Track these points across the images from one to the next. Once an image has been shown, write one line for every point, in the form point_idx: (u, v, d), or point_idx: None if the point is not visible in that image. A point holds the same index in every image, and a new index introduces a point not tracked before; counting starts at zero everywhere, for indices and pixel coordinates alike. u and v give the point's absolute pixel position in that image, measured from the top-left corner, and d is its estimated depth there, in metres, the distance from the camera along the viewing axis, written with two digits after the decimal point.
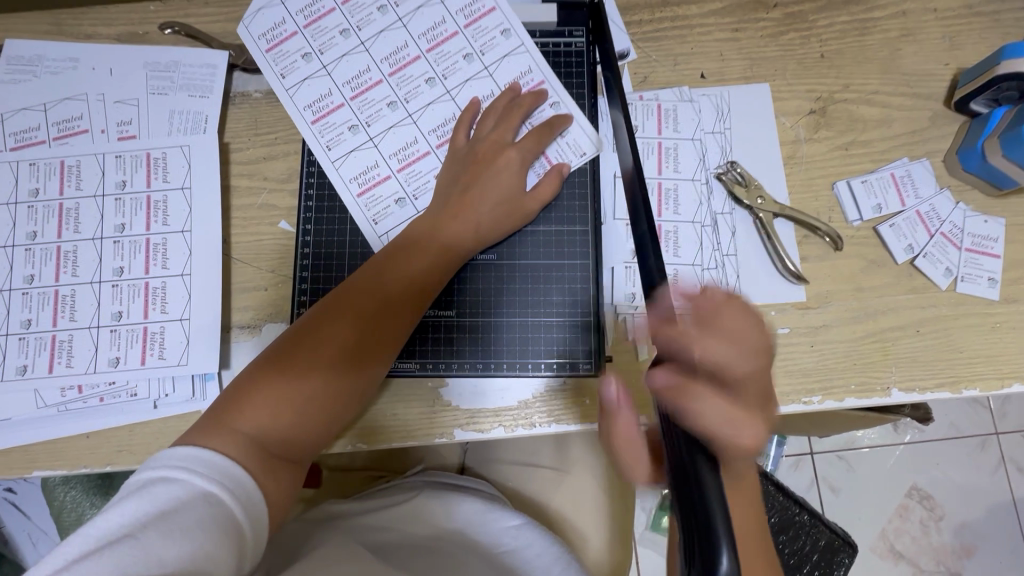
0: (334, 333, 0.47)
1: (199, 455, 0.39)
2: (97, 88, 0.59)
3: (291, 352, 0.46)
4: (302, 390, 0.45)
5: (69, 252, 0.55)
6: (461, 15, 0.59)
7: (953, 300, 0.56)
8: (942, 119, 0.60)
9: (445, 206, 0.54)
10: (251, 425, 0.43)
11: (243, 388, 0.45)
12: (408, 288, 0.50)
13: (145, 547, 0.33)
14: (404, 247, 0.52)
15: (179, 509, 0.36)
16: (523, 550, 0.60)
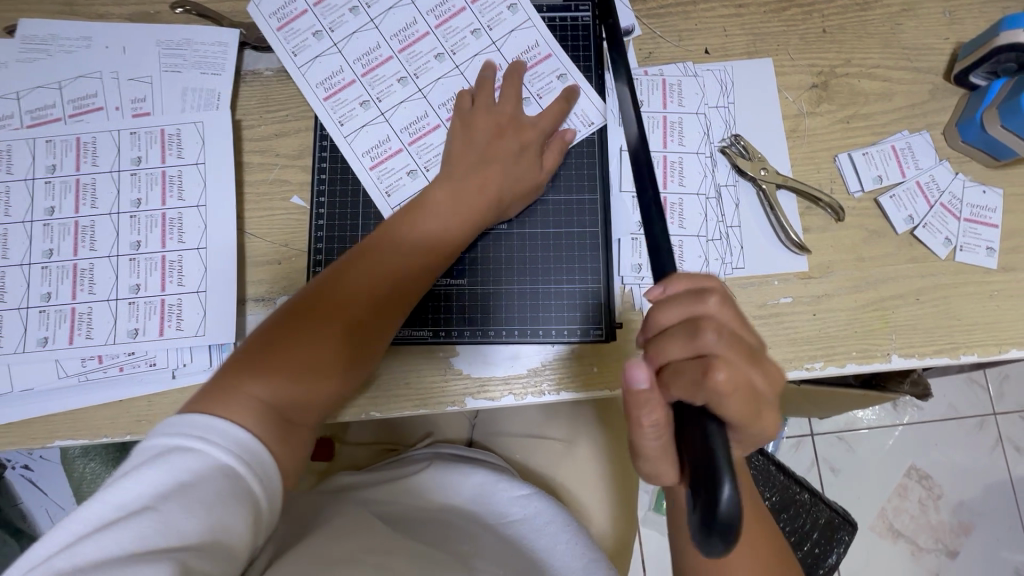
0: (346, 307, 0.48)
1: (213, 425, 0.39)
2: (111, 66, 0.60)
3: (305, 323, 0.47)
4: (316, 354, 0.46)
5: (86, 227, 0.57)
6: None
7: (953, 268, 0.57)
8: (941, 92, 0.61)
9: (454, 180, 0.54)
10: (268, 391, 0.43)
11: (252, 356, 0.45)
12: (417, 262, 0.52)
13: (166, 519, 0.34)
14: (410, 219, 0.53)
15: (197, 482, 0.36)
16: (530, 516, 0.63)
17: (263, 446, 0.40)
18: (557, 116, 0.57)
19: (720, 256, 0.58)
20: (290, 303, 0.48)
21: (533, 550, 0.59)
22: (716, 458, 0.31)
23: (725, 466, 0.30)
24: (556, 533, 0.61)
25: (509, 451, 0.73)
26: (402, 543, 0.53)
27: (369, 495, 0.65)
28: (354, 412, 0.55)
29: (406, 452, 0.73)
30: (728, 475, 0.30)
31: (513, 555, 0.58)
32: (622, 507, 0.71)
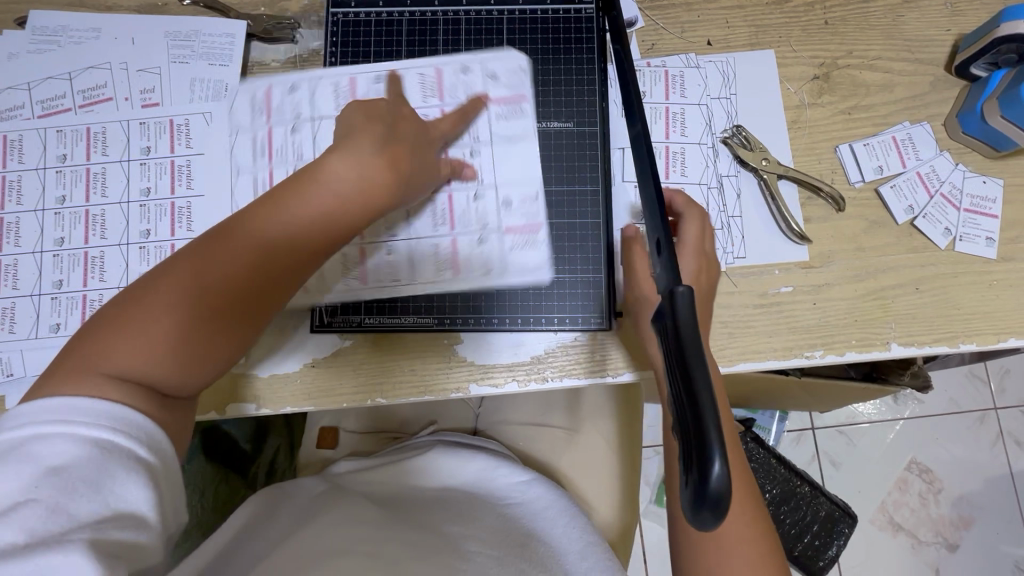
0: (219, 273, 0.41)
1: (68, 403, 0.35)
2: (121, 57, 0.60)
3: (165, 286, 0.40)
4: (178, 328, 0.40)
5: (97, 215, 0.58)
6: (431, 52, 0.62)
7: (952, 258, 0.58)
8: (943, 83, 0.61)
9: (357, 135, 0.47)
10: (114, 366, 0.38)
11: (104, 330, 0.39)
12: (301, 227, 0.44)
13: (50, 504, 0.32)
14: (307, 176, 0.44)
15: (72, 463, 0.33)
16: (532, 502, 0.64)
17: (141, 413, 0.37)
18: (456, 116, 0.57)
19: (721, 245, 0.58)
20: (156, 265, 0.42)
21: (531, 529, 0.60)
22: (704, 428, 0.28)
23: (709, 415, 0.28)
24: (555, 517, 0.63)
25: (511, 438, 0.74)
26: (403, 532, 0.55)
27: (373, 478, 0.67)
28: (360, 397, 0.56)
29: (410, 439, 0.74)
30: (720, 447, 0.27)
31: (514, 534, 0.59)
32: (623, 495, 0.71)
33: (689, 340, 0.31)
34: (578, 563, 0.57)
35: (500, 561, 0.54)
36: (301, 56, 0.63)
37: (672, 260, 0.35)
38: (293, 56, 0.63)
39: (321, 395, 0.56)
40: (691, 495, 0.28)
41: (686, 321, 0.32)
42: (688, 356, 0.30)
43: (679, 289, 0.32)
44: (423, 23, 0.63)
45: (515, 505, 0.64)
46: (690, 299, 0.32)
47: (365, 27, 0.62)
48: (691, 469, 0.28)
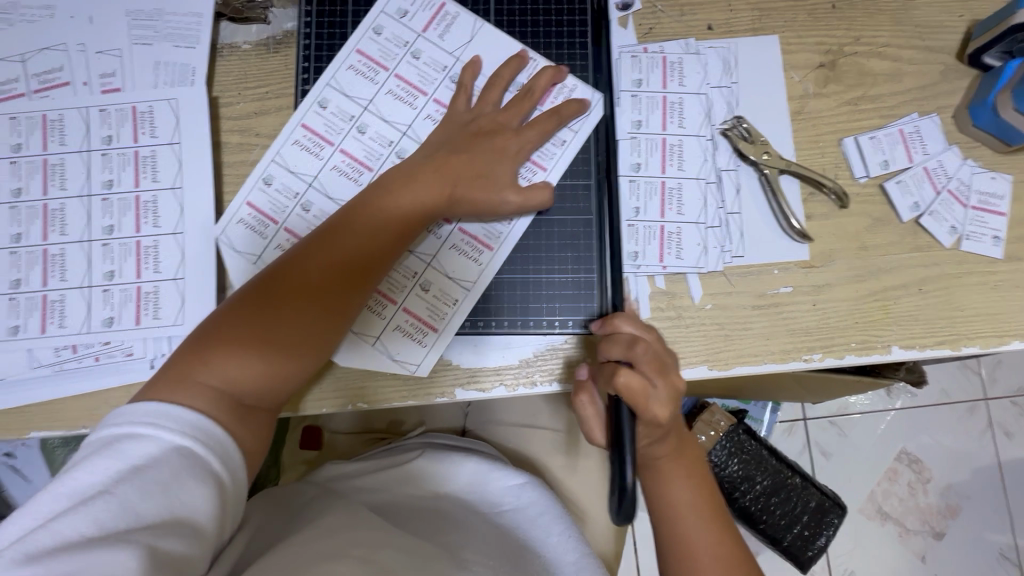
0: (295, 289, 0.46)
1: (166, 409, 0.39)
2: (77, 38, 0.56)
3: (253, 296, 0.46)
4: (271, 334, 0.45)
5: (56, 210, 0.54)
6: (371, 37, 0.57)
7: (957, 257, 0.56)
8: (953, 73, 0.58)
9: (425, 157, 0.53)
10: (214, 377, 0.43)
11: (200, 345, 0.44)
12: (373, 239, 0.49)
13: (123, 502, 0.35)
14: (383, 187, 0.51)
15: (152, 465, 0.37)
16: (521, 506, 0.63)
17: (218, 426, 0.41)
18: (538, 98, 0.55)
19: (719, 243, 0.56)
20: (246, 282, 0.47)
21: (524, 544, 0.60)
22: (623, 456, 0.42)
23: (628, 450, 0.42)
24: (550, 523, 0.62)
25: (502, 439, 0.73)
26: (390, 536, 0.53)
27: (360, 482, 0.65)
28: (341, 403, 0.54)
29: (396, 440, 0.72)
30: (630, 467, 0.42)
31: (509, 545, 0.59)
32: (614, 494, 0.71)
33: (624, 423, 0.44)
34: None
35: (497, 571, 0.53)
36: (274, 36, 0.58)
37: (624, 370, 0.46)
38: (265, 37, 0.58)
39: (298, 399, 0.53)
40: (612, 505, 0.42)
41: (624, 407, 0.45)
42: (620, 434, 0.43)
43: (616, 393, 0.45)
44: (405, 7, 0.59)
45: (507, 515, 0.63)
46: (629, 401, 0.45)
47: (341, 9, 0.58)
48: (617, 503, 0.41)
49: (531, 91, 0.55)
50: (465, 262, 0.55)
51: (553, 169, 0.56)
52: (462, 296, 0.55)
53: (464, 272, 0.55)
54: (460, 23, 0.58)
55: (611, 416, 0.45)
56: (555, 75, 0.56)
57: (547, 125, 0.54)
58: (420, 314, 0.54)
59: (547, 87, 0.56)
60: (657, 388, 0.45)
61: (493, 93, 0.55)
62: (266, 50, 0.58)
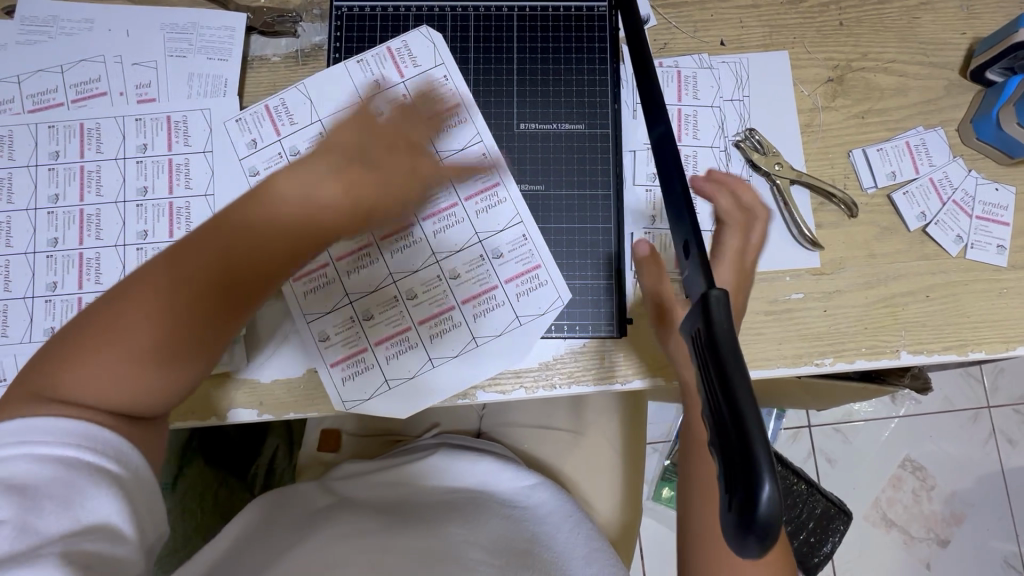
0: (154, 302, 0.41)
1: (35, 426, 0.37)
2: (115, 50, 0.58)
3: (115, 305, 0.41)
4: (118, 353, 0.40)
5: (92, 215, 0.56)
6: (390, 60, 0.60)
7: (963, 265, 0.58)
8: (957, 88, 0.60)
9: (304, 163, 0.44)
10: (72, 389, 0.39)
11: (60, 352, 0.41)
12: (250, 256, 0.43)
13: (21, 526, 0.34)
14: (265, 196, 0.44)
15: (39, 482, 0.35)
16: (535, 505, 0.65)
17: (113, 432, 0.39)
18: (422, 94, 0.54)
19: None
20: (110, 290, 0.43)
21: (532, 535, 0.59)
22: (749, 443, 0.25)
23: (751, 419, 0.26)
24: (560, 521, 0.63)
25: (518, 442, 0.74)
26: (402, 538, 0.55)
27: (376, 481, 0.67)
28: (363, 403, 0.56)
29: (413, 441, 0.73)
30: (768, 468, 0.25)
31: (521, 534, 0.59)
32: (625, 495, 0.72)
33: (727, 350, 0.28)
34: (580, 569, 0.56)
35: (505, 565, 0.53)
36: (303, 49, 0.61)
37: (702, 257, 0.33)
38: (295, 50, 0.60)
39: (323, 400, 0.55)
40: (736, 521, 0.26)
41: (723, 328, 0.29)
42: (727, 367, 0.28)
43: (715, 293, 0.30)
44: (429, 21, 0.61)
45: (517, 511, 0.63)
46: (727, 303, 0.30)
47: (369, 23, 0.60)
48: (735, 489, 0.26)
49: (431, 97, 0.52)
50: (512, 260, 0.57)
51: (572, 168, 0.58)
52: (533, 285, 0.57)
53: (517, 268, 0.57)
54: (419, 42, 0.60)
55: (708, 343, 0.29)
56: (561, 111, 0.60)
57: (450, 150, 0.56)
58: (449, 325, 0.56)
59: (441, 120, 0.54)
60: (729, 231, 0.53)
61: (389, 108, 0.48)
62: (295, 63, 0.60)
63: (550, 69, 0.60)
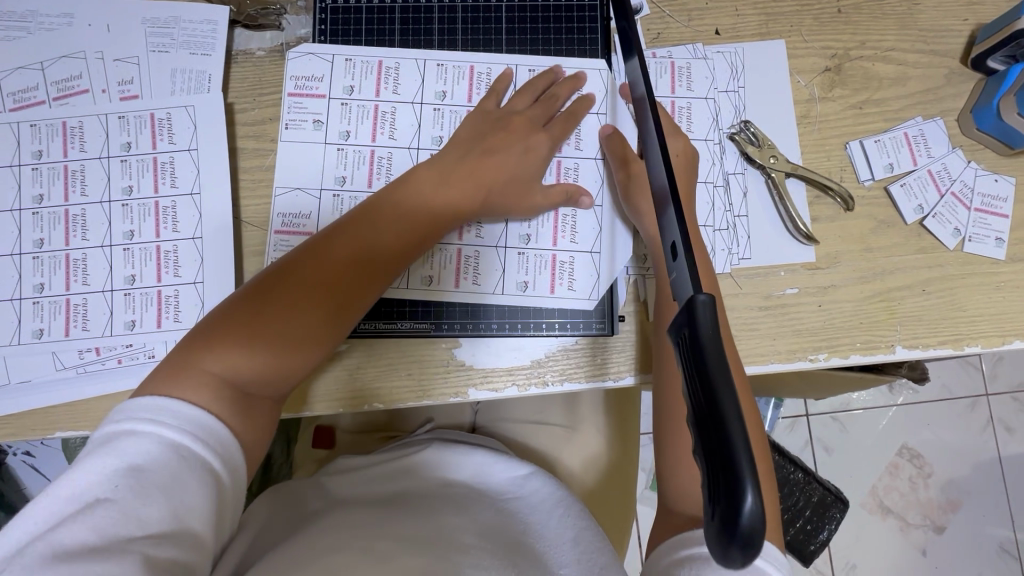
0: (306, 280, 0.47)
1: (169, 408, 0.41)
2: (95, 46, 0.57)
3: (266, 285, 0.47)
4: (276, 327, 0.46)
5: (77, 215, 0.55)
6: (303, 81, 0.58)
7: (961, 259, 0.57)
8: (958, 76, 0.59)
9: (449, 161, 0.55)
10: (219, 366, 0.44)
11: (206, 334, 0.46)
12: (393, 238, 0.51)
13: (125, 509, 0.37)
14: (403, 193, 0.53)
15: (150, 465, 0.39)
16: (528, 496, 0.65)
17: (221, 423, 0.43)
18: (571, 128, 0.58)
19: (727, 246, 0.57)
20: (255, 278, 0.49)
21: (524, 524, 0.60)
22: (735, 457, 0.25)
23: (734, 429, 0.26)
24: (550, 509, 0.63)
25: (515, 436, 0.74)
26: (393, 525, 0.55)
27: (372, 476, 0.67)
28: (356, 402, 0.56)
29: (407, 436, 0.73)
30: (752, 479, 0.25)
31: (511, 526, 0.59)
32: (618, 488, 0.74)
33: (713, 357, 0.28)
34: (568, 551, 0.57)
35: (493, 553, 0.53)
36: (288, 43, 0.60)
37: (690, 262, 0.32)
38: (280, 43, 0.59)
39: (315, 399, 0.55)
40: (718, 530, 0.26)
41: (707, 334, 0.29)
42: (711, 373, 0.27)
43: (700, 297, 0.29)
44: (416, 13, 0.60)
45: (511, 501, 0.63)
46: (713, 309, 0.29)
47: (355, 16, 0.59)
48: (717, 500, 0.26)
49: (576, 111, 0.58)
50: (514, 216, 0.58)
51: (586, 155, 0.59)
52: (574, 224, 0.58)
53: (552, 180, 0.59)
54: (295, 66, 0.58)
55: (690, 346, 0.29)
56: (578, 85, 0.59)
57: (558, 114, 0.58)
58: (448, 321, 0.56)
59: (568, 95, 0.59)
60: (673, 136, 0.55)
61: (521, 96, 0.58)
62: (280, 57, 0.59)
63: (542, 57, 0.60)
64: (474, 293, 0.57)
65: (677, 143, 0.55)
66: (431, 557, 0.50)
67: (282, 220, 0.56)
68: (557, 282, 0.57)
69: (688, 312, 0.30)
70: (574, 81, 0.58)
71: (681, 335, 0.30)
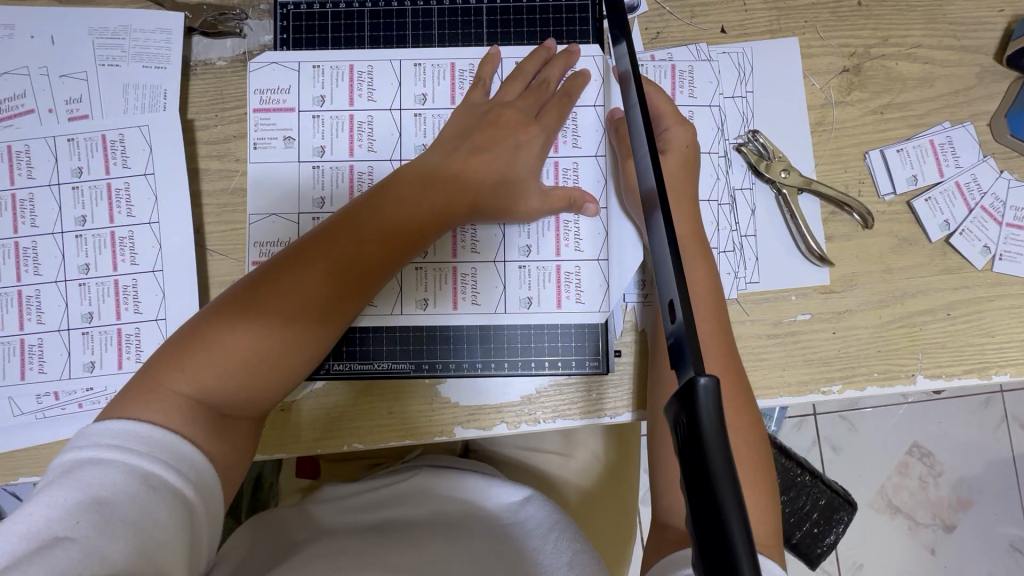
0: (282, 288, 0.41)
1: (132, 429, 0.37)
2: (40, 60, 0.52)
3: (241, 295, 0.42)
4: (250, 343, 0.40)
5: (28, 249, 0.51)
6: (269, 92, 0.53)
7: (990, 279, 0.52)
8: (991, 76, 0.53)
9: (441, 154, 0.49)
10: (190, 386, 0.39)
11: (177, 350, 0.41)
12: (378, 239, 0.44)
13: (86, 547, 0.32)
14: (393, 189, 0.46)
15: (115, 498, 0.34)
16: (525, 519, 0.58)
17: (190, 445, 0.38)
18: (567, 111, 0.52)
19: (732, 269, 0.52)
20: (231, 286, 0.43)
21: (522, 547, 0.54)
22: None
23: (736, 543, 0.23)
24: (544, 535, 0.56)
25: (512, 462, 0.71)
26: (381, 558, 0.51)
27: (360, 504, 0.62)
28: (335, 444, 0.51)
29: (396, 464, 0.69)
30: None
31: (505, 551, 0.53)
32: (619, 515, 0.70)
33: (715, 456, 0.24)
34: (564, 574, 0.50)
35: None
36: (251, 51, 0.54)
37: (690, 327, 0.27)
38: (241, 52, 0.54)
39: (290, 439, 0.51)
40: None
41: (709, 423, 0.25)
42: (711, 472, 0.24)
43: (702, 380, 0.25)
44: (387, 18, 0.54)
45: (510, 524, 0.58)
46: (715, 394, 0.25)
47: (321, 21, 0.54)
48: None
49: (569, 95, 0.53)
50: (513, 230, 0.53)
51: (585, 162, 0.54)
52: (578, 231, 0.53)
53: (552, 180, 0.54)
54: (258, 78, 0.53)
55: (686, 437, 0.25)
56: (571, 60, 0.53)
57: (553, 101, 0.52)
58: (432, 357, 0.53)
59: (560, 76, 0.53)
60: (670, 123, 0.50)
61: (514, 83, 0.52)
62: (243, 67, 0.54)
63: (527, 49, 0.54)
64: (472, 313, 0.53)
65: (681, 133, 0.50)
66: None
67: (259, 250, 0.51)
68: (563, 296, 0.53)
69: (686, 396, 0.25)
70: (568, 60, 0.53)
71: (676, 421, 0.26)
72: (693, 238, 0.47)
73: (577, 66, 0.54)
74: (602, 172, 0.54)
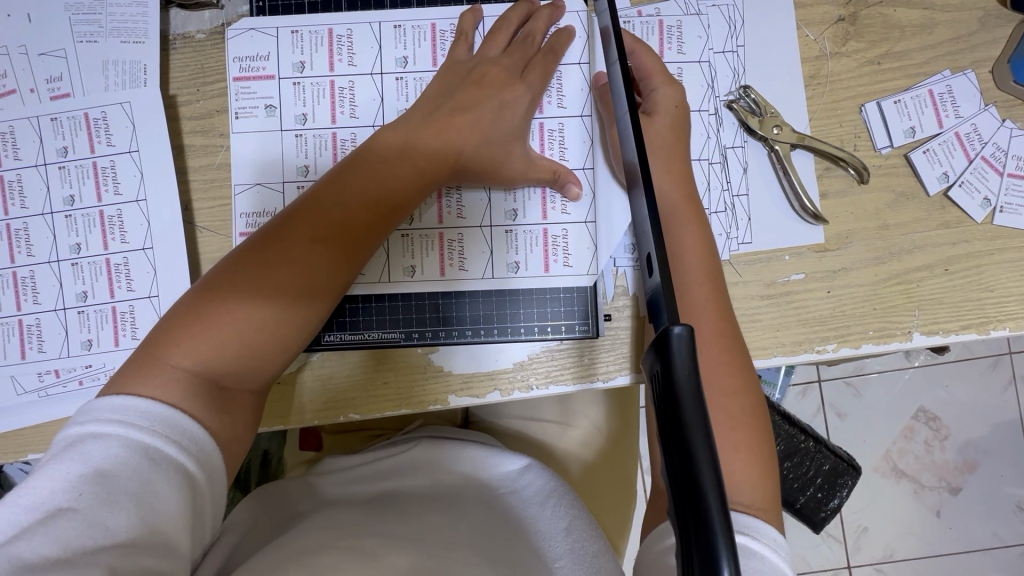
0: (273, 259, 0.41)
1: (133, 404, 0.37)
2: (18, 39, 0.52)
3: (232, 268, 0.42)
4: (245, 314, 0.41)
5: (19, 230, 0.51)
6: (247, 62, 0.52)
7: (990, 232, 0.51)
8: (993, 20, 0.51)
9: (417, 116, 0.48)
10: (187, 360, 0.40)
11: (173, 328, 0.41)
12: (362, 205, 0.44)
13: (88, 518, 0.33)
14: (374, 154, 0.45)
15: (117, 470, 0.34)
16: (523, 487, 0.59)
17: (190, 416, 0.38)
18: (554, 67, 0.51)
19: (724, 230, 0.51)
20: (221, 261, 0.43)
21: (521, 515, 0.55)
22: (712, 535, 0.23)
23: (713, 499, 0.23)
24: (542, 502, 0.57)
25: (512, 431, 0.71)
26: (381, 525, 0.52)
27: (360, 475, 0.63)
28: (331, 413, 0.52)
29: (396, 436, 0.70)
30: (730, 550, 0.23)
31: (503, 520, 0.54)
32: (618, 483, 0.71)
33: (694, 413, 0.24)
34: (560, 540, 0.51)
35: (482, 552, 0.48)
36: (228, 22, 0.53)
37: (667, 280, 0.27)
38: (219, 24, 0.53)
39: (287, 410, 0.51)
40: None
41: (685, 374, 0.25)
42: (689, 430, 0.24)
43: (677, 329, 0.25)
44: None
45: (510, 494, 0.59)
46: (690, 343, 0.25)
47: None
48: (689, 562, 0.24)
49: (554, 51, 0.51)
50: (501, 197, 0.53)
51: (570, 120, 0.53)
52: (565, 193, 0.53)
53: (538, 141, 0.53)
54: (238, 48, 0.52)
55: (661, 390, 0.26)
56: (556, 14, 0.52)
57: (538, 56, 0.51)
58: (422, 326, 0.53)
59: (546, 30, 0.52)
60: (654, 78, 0.49)
61: (497, 39, 0.51)
62: (222, 39, 0.53)
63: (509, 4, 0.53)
64: (461, 279, 0.53)
65: (668, 91, 0.48)
66: (419, 555, 0.47)
67: (246, 221, 0.51)
68: (551, 260, 0.53)
69: (662, 347, 0.26)
70: (551, 14, 0.52)
71: (656, 376, 0.26)
72: (679, 199, 0.46)
73: (563, 19, 0.53)
74: (588, 132, 0.53)
